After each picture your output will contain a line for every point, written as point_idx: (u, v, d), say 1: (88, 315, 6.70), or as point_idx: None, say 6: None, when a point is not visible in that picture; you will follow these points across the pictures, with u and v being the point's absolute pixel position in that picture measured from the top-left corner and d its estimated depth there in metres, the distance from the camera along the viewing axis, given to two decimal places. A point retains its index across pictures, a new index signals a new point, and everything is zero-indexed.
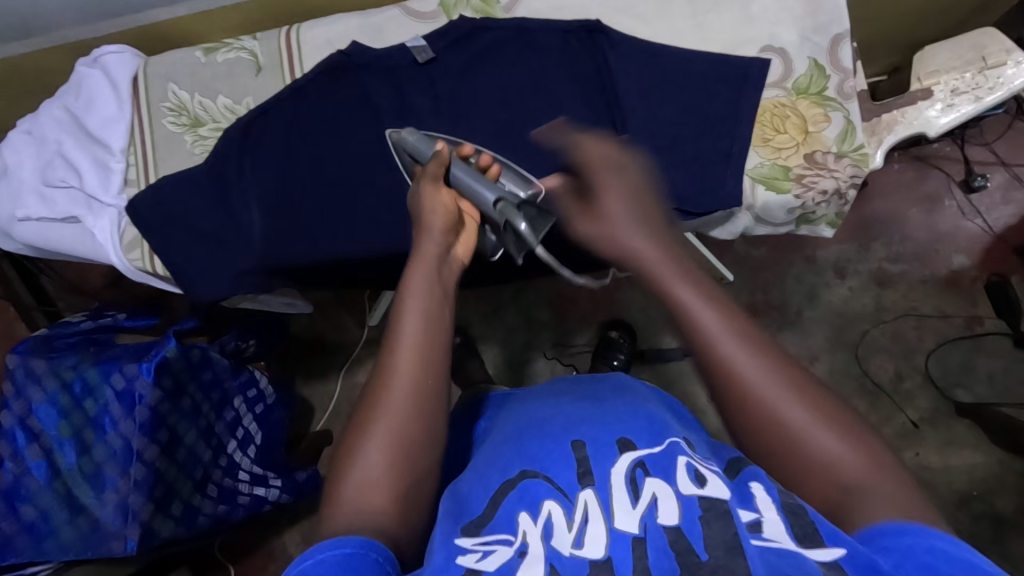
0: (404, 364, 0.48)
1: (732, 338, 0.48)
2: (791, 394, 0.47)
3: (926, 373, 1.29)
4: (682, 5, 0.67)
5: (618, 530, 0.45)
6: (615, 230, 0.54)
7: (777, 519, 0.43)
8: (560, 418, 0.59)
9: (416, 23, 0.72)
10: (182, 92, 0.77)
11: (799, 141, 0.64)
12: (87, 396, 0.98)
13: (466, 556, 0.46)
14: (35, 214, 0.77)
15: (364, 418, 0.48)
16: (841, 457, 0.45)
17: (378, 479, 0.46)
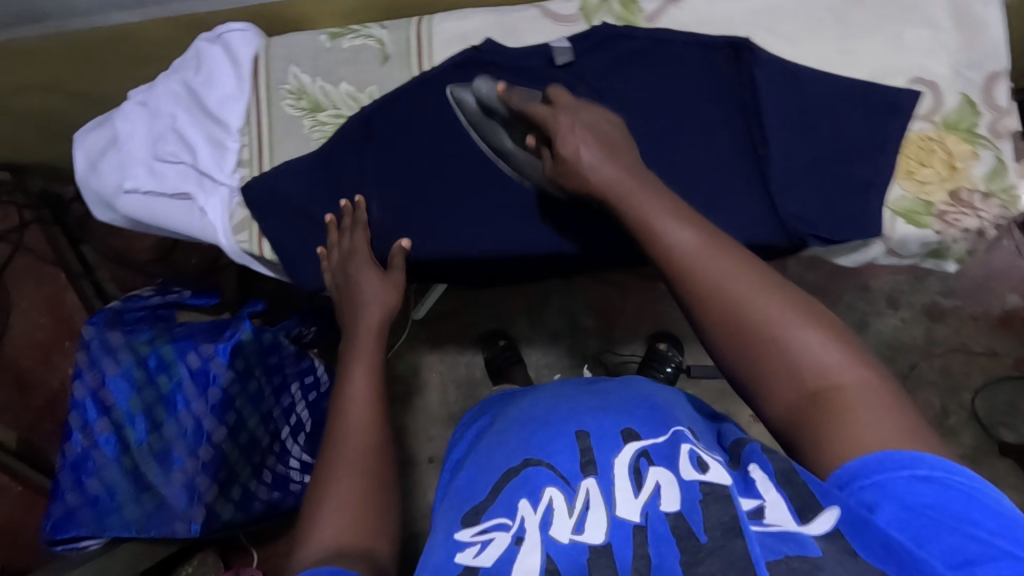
0: (353, 425, 0.57)
1: (698, 245, 0.48)
2: (762, 293, 0.46)
3: (973, 410, 1.25)
4: (833, 30, 0.67)
5: (619, 519, 0.43)
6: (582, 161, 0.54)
7: (778, 499, 0.40)
8: (565, 408, 0.56)
9: (554, 25, 0.71)
10: (304, 75, 0.76)
11: (944, 177, 0.64)
12: (161, 372, 0.97)
13: (465, 553, 0.45)
14: (144, 186, 0.76)
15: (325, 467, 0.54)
16: (824, 361, 0.43)
17: (339, 519, 0.49)
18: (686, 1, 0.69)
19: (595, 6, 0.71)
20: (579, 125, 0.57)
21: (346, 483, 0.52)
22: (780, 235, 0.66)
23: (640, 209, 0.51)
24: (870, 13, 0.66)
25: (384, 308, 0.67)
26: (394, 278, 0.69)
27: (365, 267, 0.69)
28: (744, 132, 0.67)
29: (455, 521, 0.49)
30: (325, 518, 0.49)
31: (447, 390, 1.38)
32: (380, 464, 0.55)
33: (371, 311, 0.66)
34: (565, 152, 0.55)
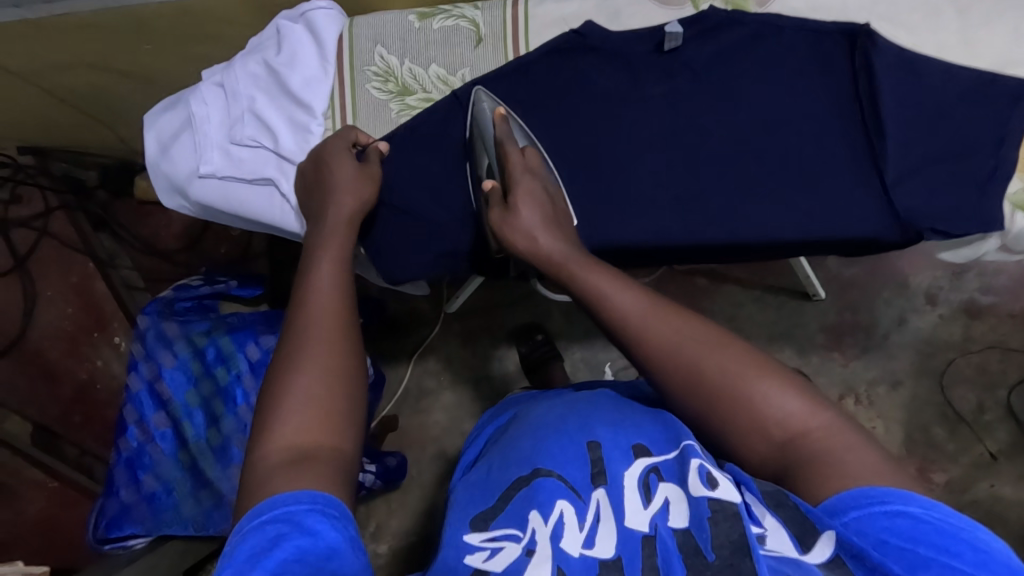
0: (316, 310, 0.51)
1: (642, 309, 0.51)
2: (713, 349, 0.48)
3: (1008, 407, 1.25)
4: (952, 18, 0.65)
5: (629, 532, 0.41)
6: (534, 228, 0.59)
7: (779, 526, 0.38)
8: (578, 413, 0.51)
9: (660, 8, 0.69)
10: (391, 56, 0.73)
11: None
12: (219, 365, 0.93)
13: (474, 555, 0.42)
14: (221, 171, 0.73)
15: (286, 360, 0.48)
16: (787, 414, 0.44)
17: (300, 416, 0.45)
18: None
19: None
20: (529, 186, 0.62)
21: (313, 377, 0.47)
22: (894, 230, 0.64)
23: (582, 276, 0.55)
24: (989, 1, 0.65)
25: (356, 200, 0.63)
26: (370, 169, 0.67)
27: (342, 153, 0.66)
28: (857, 120, 0.65)
29: (463, 522, 0.46)
30: (288, 414, 0.45)
31: (480, 388, 1.34)
32: (352, 360, 0.50)
33: (344, 199, 0.63)
34: (520, 212, 0.60)
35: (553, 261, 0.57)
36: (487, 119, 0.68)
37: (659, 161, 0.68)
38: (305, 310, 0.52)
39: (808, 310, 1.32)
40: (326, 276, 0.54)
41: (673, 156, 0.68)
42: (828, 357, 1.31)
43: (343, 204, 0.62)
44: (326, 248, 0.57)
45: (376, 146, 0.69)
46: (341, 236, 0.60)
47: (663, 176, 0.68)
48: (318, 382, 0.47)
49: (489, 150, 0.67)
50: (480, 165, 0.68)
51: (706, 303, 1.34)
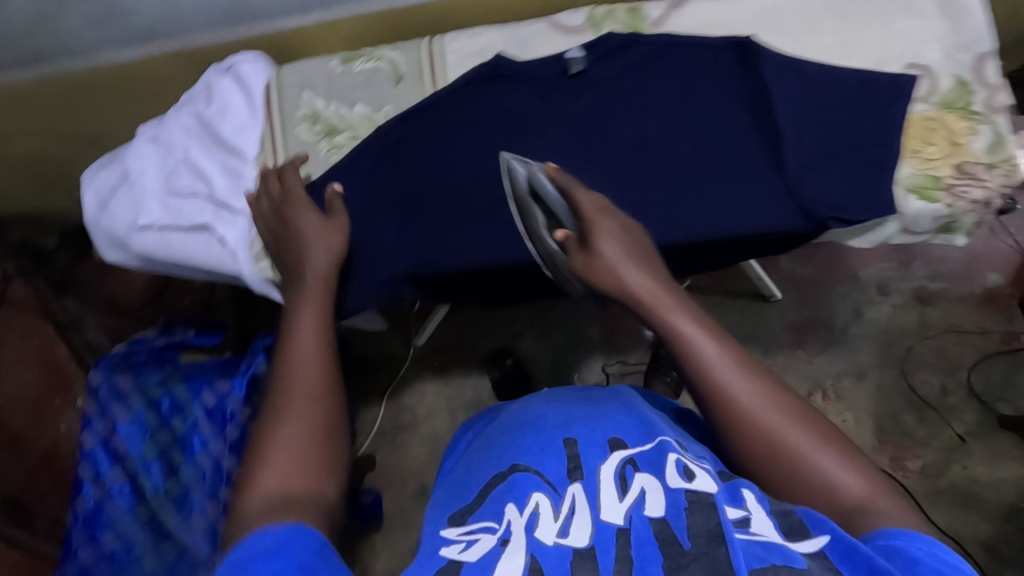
0: (301, 369, 0.53)
1: (723, 361, 0.50)
2: (774, 411, 0.47)
3: (970, 388, 1.27)
4: (831, 24, 0.70)
5: (604, 523, 0.43)
6: (616, 265, 0.60)
7: (765, 518, 0.41)
8: (558, 415, 0.54)
9: (562, 38, 0.73)
10: (318, 100, 0.76)
11: (948, 153, 0.67)
12: (175, 414, 0.94)
13: (449, 547, 0.43)
14: (159, 222, 0.75)
15: (274, 409, 0.50)
16: (843, 482, 0.44)
17: (288, 464, 0.45)
18: (689, 6, 0.72)
19: (602, 16, 0.73)
20: (614, 229, 0.62)
21: (297, 426, 0.48)
22: (803, 220, 0.68)
23: (672, 319, 0.54)
24: (864, 7, 0.70)
25: (329, 249, 0.66)
26: (337, 222, 0.68)
27: (304, 207, 0.68)
28: (757, 122, 0.70)
29: (441, 520, 0.49)
30: (270, 464, 0.45)
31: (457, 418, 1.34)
32: (335, 408, 0.51)
33: (319, 255, 0.65)
34: (601, 249, 0.61)
35: (637, 296, 0.58)
36: (543, 179, 0.67)
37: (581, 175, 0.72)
38: (298, 369, 0.53)
39: (768, 310, 1.36)
40: (310, 332, 0.57)
41: (590, 171, 0.72)
42: (793, 355, 1.35)
43: (319, 260, 0.64)
44: (309, 309, 0.60)
45: (333, 190, 0.70)
46: (321, 294, 0.62)
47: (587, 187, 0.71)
48: (306, 430, 0.48)
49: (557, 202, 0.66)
50: (532, 226, 0.68)
51: None
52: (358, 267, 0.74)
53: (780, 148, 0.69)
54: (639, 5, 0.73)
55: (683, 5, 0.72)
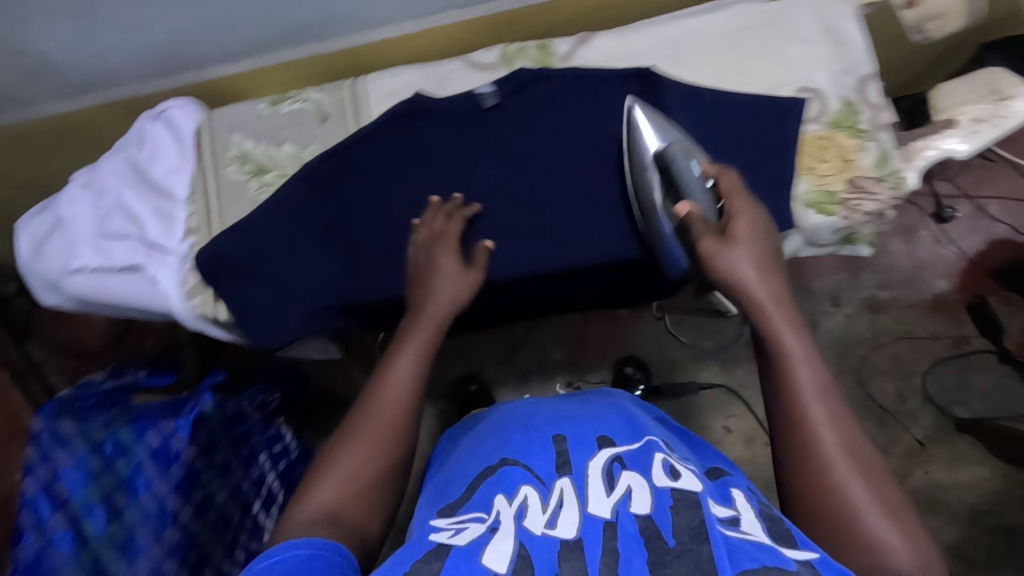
0: (387, 400, 0.57)
1: (823, 389, 0.50)
2: (839, 447, 0.47)
3: (926, 393, 1.34)
4: (726, 52, 0.75)
5: (592, 515, 0.45)
6: (736, 254, 0.56)
7: (755, 520, 0.45)
8: (546, 413, 0.58)
9: (477, 74, 0.78)
10: (247, 141, 0.79)
11: (840, 169, 0.71)
12: (119, 457, 0.93)
13: (439, 532, 0.47)
14: (91, 264, 0.76)
15: (345, 436, 0.55)
16: (890, 544, 0.44)
17: (339, 489, 0.51)
18: (594, 42, 0.77)
19: (513, 53, 0.77)
20: (747, 217, 0.60)
21: (354, 460, 0.52)
22: None
23: (775, 330, 0.53)
24: (757, 35, 0.75)
25: (453, 297, 0.67)
26: (472, 275, 0.69)
27: (449, 252, 0.69)
28: None
29: (432, 512, 0.52)
30: (330, 480, 0.51)
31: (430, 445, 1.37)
32: (396, 451, 0.54)
33: (440, 298, 0.66)
34: (736, 231, 0.58)
35: (749, 291, 0.55)
36: (654, 151, 0.69)
37: (504, 205, 0.75)
38: (379, 400, 0.56)
39: (724, 325, 1.41)
40: (404, 375, 0.59)
41: (510, 200, 0.75)
42: (751, 368, 1.40)
43: (440, 305, 0.66)
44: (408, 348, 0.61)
45: (482, 245, 0.72)
46: (428, 333, 0.63)
47: (510, 216, 0.75)
48: (363, 464, 0.53)
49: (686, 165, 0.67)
50: (646, 190, 0.70)
51: (631, 331, 1.43)
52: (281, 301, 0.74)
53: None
54: (547, 42, 0.77)
55: (588, 40, 0.77)
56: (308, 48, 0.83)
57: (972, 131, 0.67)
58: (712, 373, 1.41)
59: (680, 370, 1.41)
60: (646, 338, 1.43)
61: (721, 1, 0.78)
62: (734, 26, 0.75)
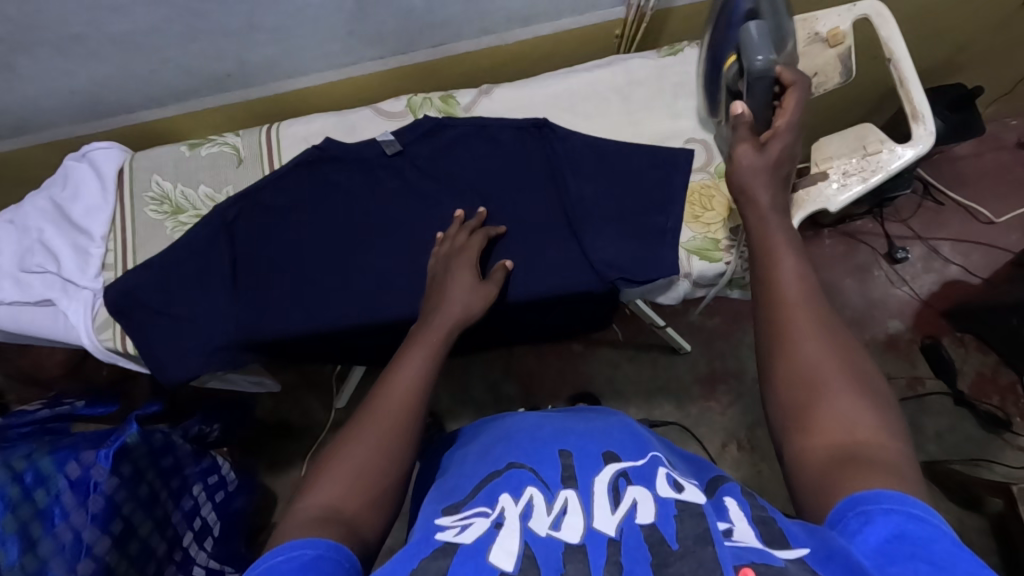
0: (394, 399, 0.55)
1: (803, 288, 0.52)
2: (822, 343, 0.49)
3: None
4: (618, 105, 0.79)
5: (595, 531, 0.43)
6: (756, 171, 0.59)
7: (749, 528, 0.40)
8: (552, 427, 0.59)
9: (387, 122, 0.82)
10: (166, 182, 0.83)
11: (724, 217, 0.74)
12: (39, 487, 0.83)
13: (445, 531, 0.45)
14: (8, 297, 0.78)
15: (355, 427, 0.53)
16: (859, 415, 0.45)
17: (341, 486, 0.49)
18: (494, 93, 0.81)
19: (419, 103, 0.82)
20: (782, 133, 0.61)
21: (364, 454, 0.51)
22: (597, 280, 0.74)
23: (769, 240, 0.55)
24: (644, 89, 0.80)
25: (465, 308, 0.66)
26: (488, 288, 0.69)
27: (466, 268, 0.69)
28: (558, 194, 0.76)
29: (437, 510, 0.51)
30: (329, 481, 0.49)
31: None
32: (410, 430, 0.54)
33: (452, 307, 0.65)
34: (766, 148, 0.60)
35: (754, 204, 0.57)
36: (754, 27, 0.66)
37: (407, 245, 0.78)
38: (385, 399, 0.55)
39: (678, 363, 1.43)
40: (413, 370, 0.58)
41: (413, 241, 0.78)
42: (705, 406, 1.41)
43: (452, 312, 0.64)
44: (418, 344, 0.61)
45: (502, 263, 0.73)
46: (438, 336, 0.62)
47: (413, 255, 0.77)
48: (371, 454, 0.51)
49: (765, 64, 0.64)
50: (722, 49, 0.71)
51: (583, 367, 1.45)
52: (183, 337, 0.77)
53: (576, 218, 0.75)
54: (450, 93, 0.82)
55: (490, 92, 0.81)
56: (232, 95, 0.88)
57: (842, 184, 0.68)
58: (665, 412, 1.41)
59: (633, 407, 1.41)
60: (598, 373, 1.44)
61: (614, 57, 0.83)
62: (624, 79, 0.80)
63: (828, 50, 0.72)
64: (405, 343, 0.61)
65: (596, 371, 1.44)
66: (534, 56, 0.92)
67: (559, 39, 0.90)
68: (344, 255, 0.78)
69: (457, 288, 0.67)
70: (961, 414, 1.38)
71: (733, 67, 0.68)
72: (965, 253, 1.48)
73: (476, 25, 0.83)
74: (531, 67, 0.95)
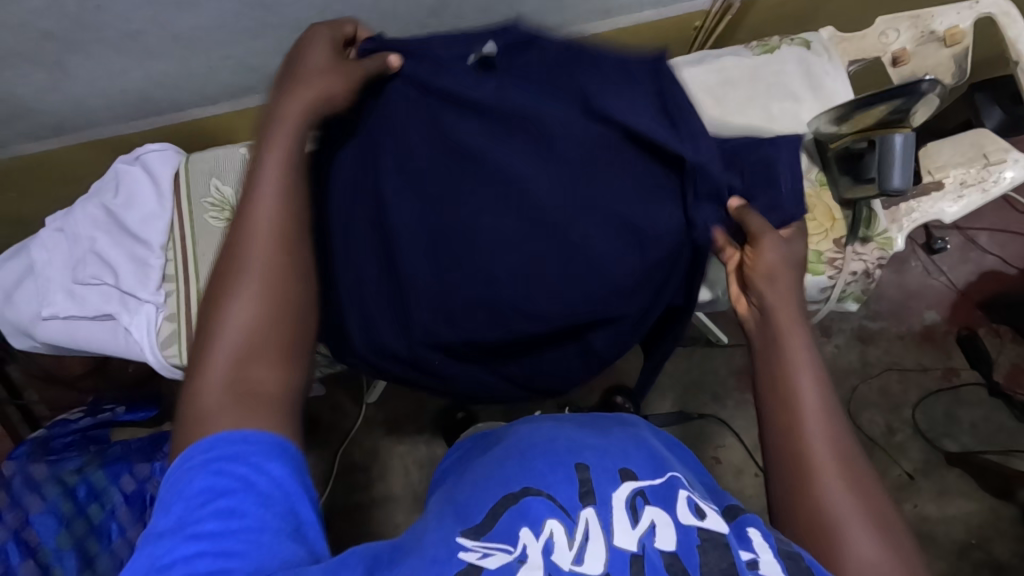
0: (264, 233, 0.47)
1: (820, 408, 0.50)
2: (837, 477, 0.47)
3: (915, 425, 1.34)
4: (711, 105, 0.74)
5: (616, 548, 0.44)
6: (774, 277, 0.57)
7: (774, 560, 0.43)
8: (565, 439, 0.55)
9: None
10: (226, 187, 0.78)
11: (827, 228, 0.70)
12: (92, 502, 0.88)
13: (468, 551, 0.44)
14: (64, 311, 0.74)
15: (227, 280, 0.45)
16: (879, 560, 0.44)
17: (233, 351, 0.43)
18: None
19: None
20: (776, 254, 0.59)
21: (251, 308, 0.44)
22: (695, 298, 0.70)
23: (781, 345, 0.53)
24: (741, 91, 0.74)
25: (320, 101, 0.54)
26: (348, 71, 0.57)
27: (326, 40, 0.57)
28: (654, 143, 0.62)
29: (451, 530, 0.48)
30: (226, 342, 0.43)
31: (409, 473, 1.26)
32: (294, 275, 0.46)
33: (304, 101, 0.53)
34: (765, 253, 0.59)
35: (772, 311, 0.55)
36: (897, 138, 0.62)
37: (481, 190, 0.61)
38: (251, 235, 0.46)
39: (716, 355, 1.35)
40: (274, 197, 0.48)
41: None
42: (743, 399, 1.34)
43: (302, 107, 0.53)
44: (273, 156, 0.50)
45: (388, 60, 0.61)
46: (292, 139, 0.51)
47: None
48: (257, 307, 0.44)
49: (896, 190, 0.62)
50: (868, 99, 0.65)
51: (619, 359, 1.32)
52: None
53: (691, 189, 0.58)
54: None
55: None
56: None
57: (958, 195, 0.68)
58: (703, 405, 1.31)
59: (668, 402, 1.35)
60: (634, 367, 1.32)
61: (705, 53, 0.78)
62: (717, 79, 0.75)
63: (943, 50, 0.70)
64: (257, 173, 0.49)
65: (632, 364, 1.32)
66: None
67: (633, 32, 0.85)
68: None
69: (309, 82, 0.55)
70: (997, 404, 1.34)
71: (859, 144, 0.66)
72: (1002, 244, 1.43)
73: (555, 19, 0.79)
74: None
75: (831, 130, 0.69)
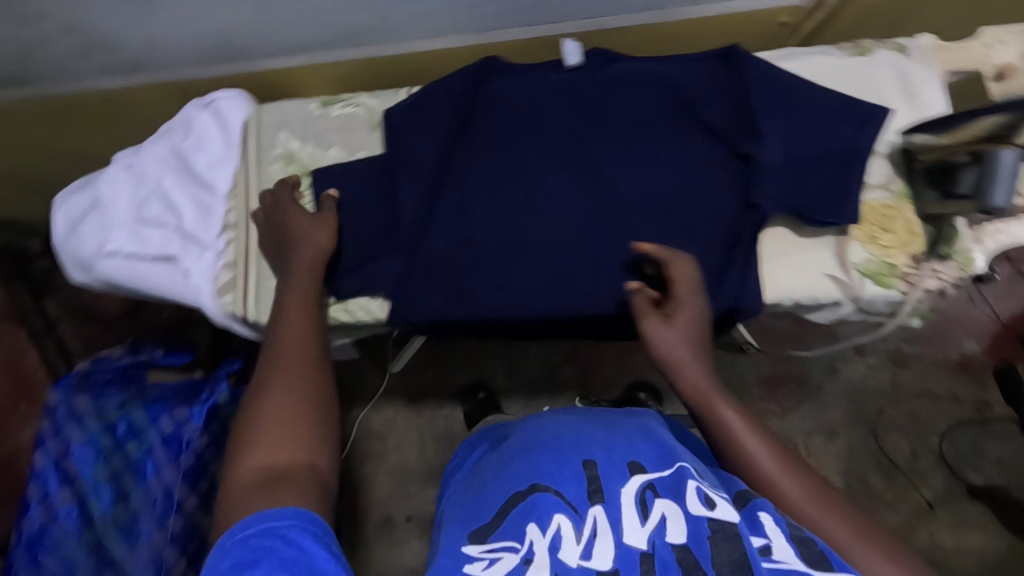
0: (285, 343, 0.58)
1: (775, 457, 0.54)
2: (825, 517, 0.50)
3: (940, 453, 1.32)
4: None
5: (627, 546, 0.44)
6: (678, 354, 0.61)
7: (786, 545, 0.44)
8: (569, 434, 0.54)
9: None
10: (294, 140, 0.77)
11: (905, 241, 0.68)
12: (131, 439, 0.88)
13: (474, 563, 0.46)
14: (125, 249, 0.75)
15: (261, 386, 0.54)
16: None
17: (266, 442, 0.50)
18: None
19: None
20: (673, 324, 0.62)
21: (278, 399, 0.52)
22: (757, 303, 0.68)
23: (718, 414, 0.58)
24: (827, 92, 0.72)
25: (320, 244, 0.68)
26: (325, 218, 0.70)
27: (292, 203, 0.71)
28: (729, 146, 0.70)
29: (463, 535, 0.49)
30: (259, 437, 0.50)
31: (427, 446, 1.27)
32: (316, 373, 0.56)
33: (305, 249, 0.67)
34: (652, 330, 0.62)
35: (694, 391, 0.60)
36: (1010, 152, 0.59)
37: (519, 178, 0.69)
38: (278, 345, 0.58)
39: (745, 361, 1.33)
40: (294, 318, 0.60)
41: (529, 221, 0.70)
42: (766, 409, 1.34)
43: (308, 249, 0.67)
44: (290, 290, 0.63)
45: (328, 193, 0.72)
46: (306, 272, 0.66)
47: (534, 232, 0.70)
48: (285, 397, 0.52)
49: (998, 207, 0.60)
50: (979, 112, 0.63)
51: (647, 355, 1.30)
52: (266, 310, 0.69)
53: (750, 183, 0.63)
54: None
55: None
56: (360, 51, 0.81)
57: None
58: None
59: None
60: None
61: (791, 50, 0.75)
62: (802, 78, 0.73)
63: None
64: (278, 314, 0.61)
65: None
66: (679, 37, 0.85)
67: (714, 22, 0.82)
68: (451, 235, 0.70)
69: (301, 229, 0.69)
70: None
71: (959, 156, 0.63)
72: None
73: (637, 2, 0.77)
74: (670, 49, 0.88)
75: (927, 139, 0.67)
